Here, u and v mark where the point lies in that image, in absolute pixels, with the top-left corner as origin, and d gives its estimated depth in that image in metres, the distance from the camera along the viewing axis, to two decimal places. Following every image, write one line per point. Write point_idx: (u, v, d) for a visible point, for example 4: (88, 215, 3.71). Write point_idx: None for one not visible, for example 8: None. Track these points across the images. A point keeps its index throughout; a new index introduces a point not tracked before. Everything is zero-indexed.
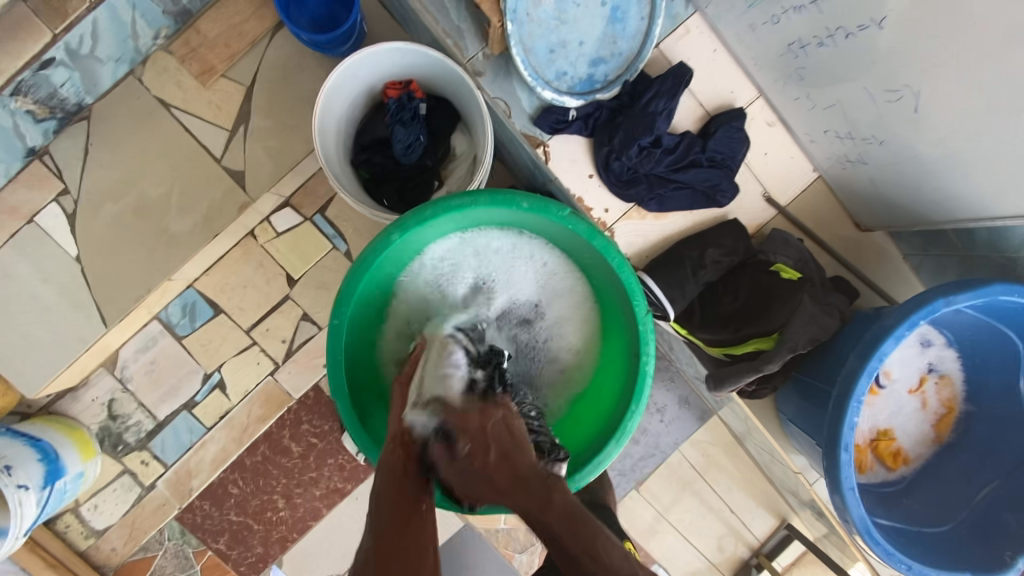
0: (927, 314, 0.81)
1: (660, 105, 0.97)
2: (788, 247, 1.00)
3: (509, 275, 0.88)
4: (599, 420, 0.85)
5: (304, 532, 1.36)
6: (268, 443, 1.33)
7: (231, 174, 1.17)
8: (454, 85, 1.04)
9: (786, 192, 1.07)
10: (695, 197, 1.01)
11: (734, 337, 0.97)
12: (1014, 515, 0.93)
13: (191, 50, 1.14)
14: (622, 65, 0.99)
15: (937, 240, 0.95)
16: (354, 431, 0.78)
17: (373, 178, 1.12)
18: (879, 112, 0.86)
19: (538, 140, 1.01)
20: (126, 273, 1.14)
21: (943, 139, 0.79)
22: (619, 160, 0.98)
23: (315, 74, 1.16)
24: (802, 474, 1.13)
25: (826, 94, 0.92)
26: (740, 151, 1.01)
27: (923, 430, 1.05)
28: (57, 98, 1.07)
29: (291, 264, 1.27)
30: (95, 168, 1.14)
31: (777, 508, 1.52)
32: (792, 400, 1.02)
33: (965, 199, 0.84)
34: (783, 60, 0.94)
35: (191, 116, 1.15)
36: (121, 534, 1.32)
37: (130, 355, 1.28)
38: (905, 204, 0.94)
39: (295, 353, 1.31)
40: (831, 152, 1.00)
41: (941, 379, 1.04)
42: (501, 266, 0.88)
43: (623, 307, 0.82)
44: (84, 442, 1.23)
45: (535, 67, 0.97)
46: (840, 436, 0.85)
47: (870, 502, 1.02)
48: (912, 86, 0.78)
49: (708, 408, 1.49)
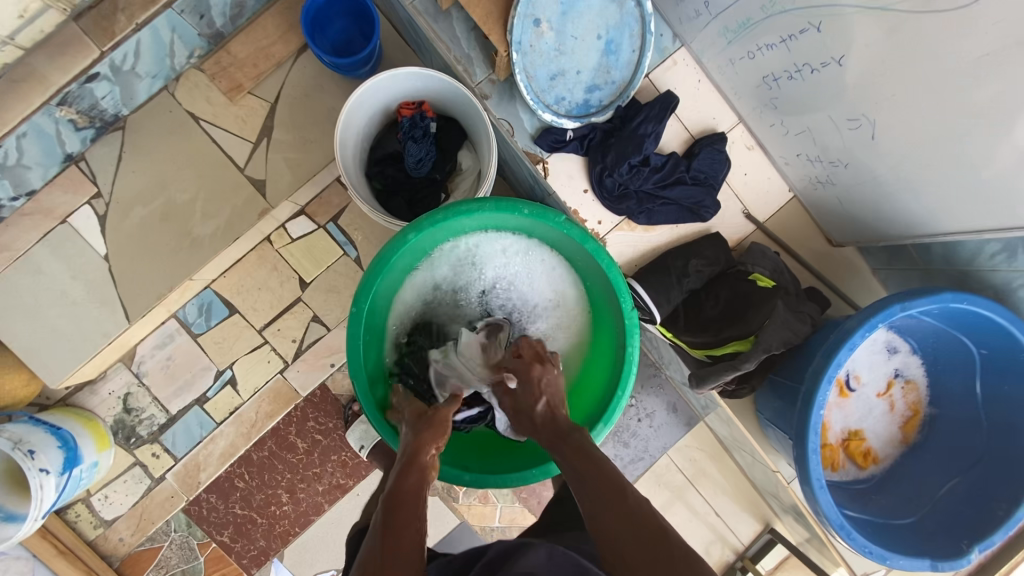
0: (885, 317, 0.90)
1: (648, 128, 1.07)
2: (765, 259, 1.09)
3: (509, 279, 0.98)
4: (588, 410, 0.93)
5: (306, 527, 1.41)
6: (274, 439, 1.39)
7: (252, 183, 1.26)
8: (462, 106, 1.14)
9: (764, 210, 1.17)
10: (681, 212, 1.11)
11: (715, 339, 1.06)
12: (969, 508, 1.01)
13: (222, 68, 1.23)
14: (615, 92, 1.10)
15: (901, 255, 1.05)
16: (367, 405, 0.85)
17: (385, 188, 1.21)
18: (843, 138, 0.96)
19: (539, 157, 1.11)
20: (151, 272, 1.23)
21: (898, 162, 0.90)
22: (611, 177, 1.08)
23: (335, 93, 1.26)
24: (779, 472, 1.20)
25: (797, 122, 1.03)
26: (721, 170, 1.11)
27: (891, 431, 1.13)
28: (97, 109, 1.15)
29: (303, 268, 1.35)
30: (128, 174, 1.23)
31: (762, 513, 1.59)
32: (768, 401, 1.10)
33: (920, 216, 0.94)
34: (759, 90, 1.05)
35: (219, 129, 1.25)
36: (129, 524, 1.36)
37: (147, 351, 1.35)
38: (870, 222, 1.04)
39: (304, 352, 1.38)
40: (804, 174, 1.10)
41: (906, 384, 1.13)
42: (503, 270, 0.98)
43: (611, 304, 0.91)
44: (99, 433, 1.29)
45: (537, 92, 1.07)
46: (808, 426, 0.93)
47: (841, 497, 1.10)
48: (869, 116, 0.88)
49: (695, 415, 1.56)
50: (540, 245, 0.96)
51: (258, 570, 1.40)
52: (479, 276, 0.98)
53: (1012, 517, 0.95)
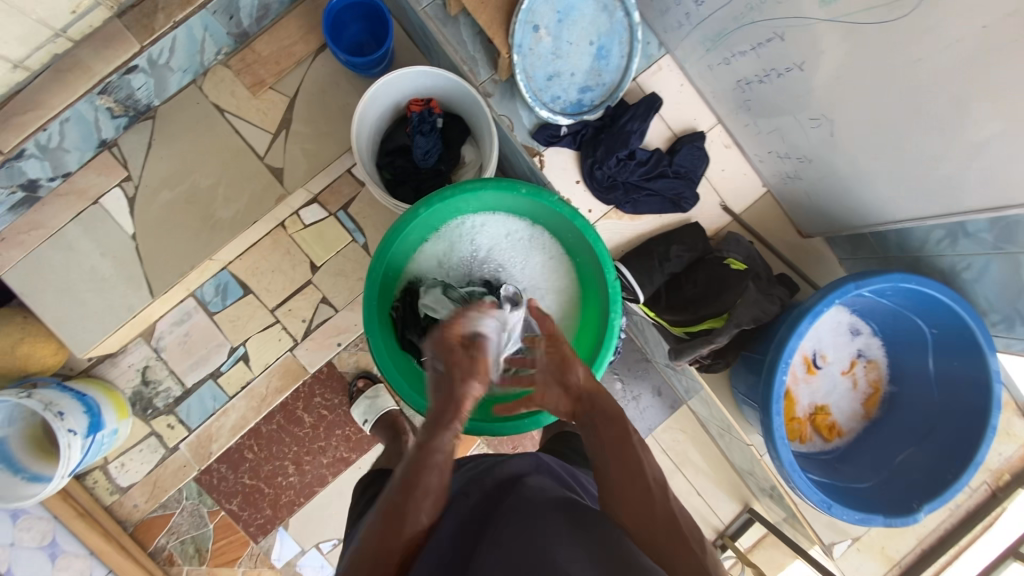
0: (840, 294, 1.00)
1: (634, 126, 1.18)
2: (739, 247, 1.21)
3: (509, 254, 1.08)
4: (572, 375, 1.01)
5: (310, 497, 1.50)
6: (283, 413, 1.48)
7: (271, 170, 1.36)
8: (467, 103, 1.25)
9: (740, 203, 1.29)
10: (663, 203, 1.22)
11: (693, 317, 1.16)
12: (922, 472, 1.11)
13: (246, 65, 1.35)
14: (605, 93, 1.21)
15: (862, 244, 1.17)
16: (377, 352, 0.96)
17: (394, 178, 1.32)
18: (807, 136, 1.08)
19: (536, 151, 1.22)
20: (175, 251, 1.33)
21: (854, 157, 1.01)
22: (601, 169, 1.19)
23: (349, 90, 1.37)
24: (753, 446, 1.31)
25: (768, 122, 1.15)
26: (700, 166, 1.23)
27: (854, 407, 1.24)
28: (132, 99, 1.26)
29: (314, 252, 1.45)
30: (156, 160, 1.33)
31: (741, 494, 1.68)
32: (742, 376, 1.21)
33: (875, 206, 1.06)
34: (734, 93, 1.17)
35: (241, 120, 1.35)
36: (143, 491, 1.44)
37: (166, 327, 1.44)
38: (834, 213, 1.16)
39: (313, 331, 1.47)
40: (775, 170, 1.22)
41: (869, 363, 1.24)
42: (505, 247, 1.07)
43: (597, 275, 1.01)
44: (119, 402, 1.37)
45: (535, 91, 1.19)
46: (772, 394, 1.03)
47: (808, 466, 1.20)
48: (827, 115, 1.00)
49: (678, 399, 1.66)
50: (537, 225, 1.07)
51: (264, 538, 1.48)
52: (482, 251, 1.08)
53: (959, 479, 1.05)
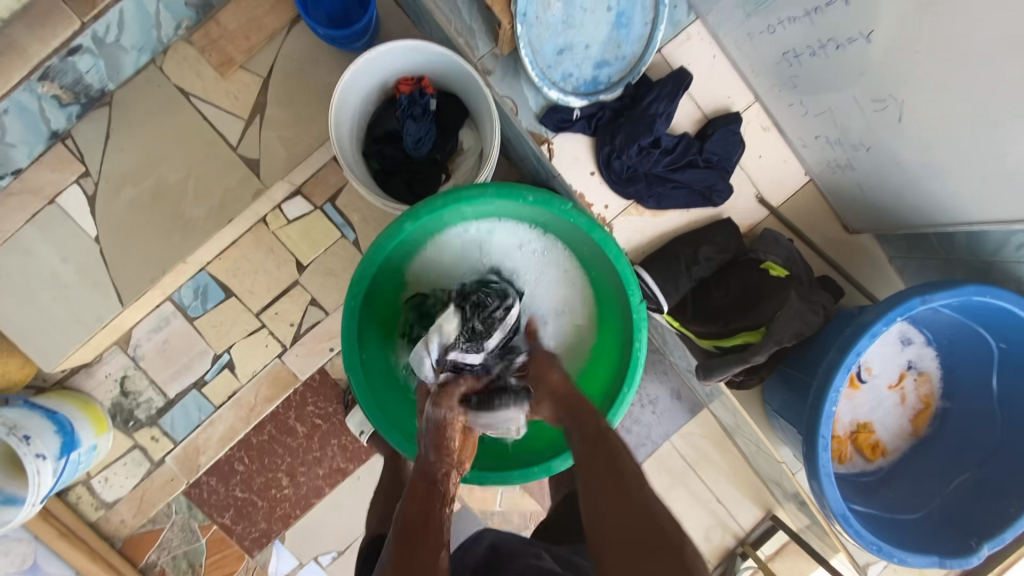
0: (903, 311, 0.86)
1: (660, 108, 1.02)
2: (778, 246, 1.05)
3: (518, 266, 0.93)
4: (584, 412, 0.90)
5: (306, 510, 1.39)
6: (274, 423, 1.36)
7: (246, 162, 1.24)
8: (465, 82, 1.08)
9: (779, 194, 1.13)
10: (691, 196, 1.07)
11: (724, 330, 1.04)
12: (979, 505, 0.98)
13: (211, 41, 1.23)
14: (625, 68, 1.04)
15: (921, 244, 1.01)
16: (359, 390, 0.84)
17: (383, 169, 1.16)
18: (866, 119, 0.91)
19: (544, 138, 1.06)
20: (143, 253, 1.22)
21: (927, 148, 0.84)
22: (620, 159, 1.04)
23: (329, 67, 1.24)
24: (785, 463, 1.18)
25: (818, 101, 0.97)
26: (735, 152, 1.06)
27: (901, 424, 1.09)
28: (82, 84, 1.15)
29: (300, 251, 1.31)
30: (117, 153, 1.22)
31: (764, 500, 1.53)
32: (777, 392, 1.08)
33: (943, 205, 0.89)
34: (778, 68, 0.99)
35: (210, 105, 1.24)
36: (130, 506, 1.36)
37: (143, 334, 1.32)
38: (892, 209, 0.99)
39: (302, 336, 1.34)
40: (822, 157, 1.05)
41: (919, 376, 1.08)
42: (510, 258, 0.93)
43: (618, 294, 0.88)
44: (97, 416, 1.28)
45: (542, 68, 1.02)
46: (819, 424, 0.91)
47: (848, 490, 1.06)
48: (897, 96, 0.83)
49: (699, 401, 1.51)
50: (546, 233, 0.92)
51: (260, 552, 1.39)
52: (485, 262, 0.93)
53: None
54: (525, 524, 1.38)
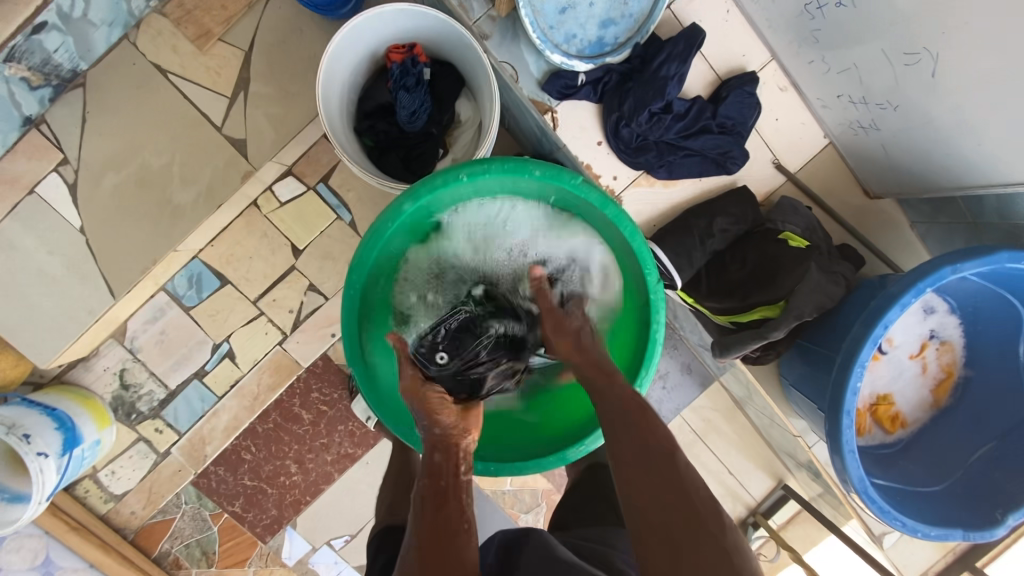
0: (933, 281, 0.82)
1: (671, 69, 0.95)
2: (797, 215, 1.01)
3: (539, 256, 0.89)
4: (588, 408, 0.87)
5: (317, 496, 1.38)
6: (279, 411, 1.33)
7: (232, 142, 1.18)
8: (457, 48, 1.01)
9: (797, 159, 1.07)
10: (704, 164, 1.01)
11: (742, 305, 1.00)
12: (1004, 474, 0.95)
13: (186, 12, 1.16)
14: (632, 26, 0.98)
15: (947, 207, 0.95)
16: (365, 385, 0.82)
17: (377, 146, 1.10)
18: (893, 75, 0.84)
19: (547, 106, 0.99)
20: (131, 243, 1.17)
21: (962, 104, 0.78)
22: (628, 127, 0.97)
23: (316, 37, 1.17)
24: (801, 437, 1.15)
25: (841, 57, 0.91)
26: (751, 116, 1.00)
27: (922, 394, 1.06)
28: (51, 65, 1.09)
29: (295, 234, 1.25)
30: (94, 137, 1.16)
31: (775, 469, 1.48)
32: (795, 366, 1.05)
33: (976, 166, 0.83)
34: (799, 21, 0.93)
35: (190, 83, 1.17)
36: (139, 498, 1.35)
37: (139, 325, 1.28)
38: (917, 171, 0.94)
39: (302, 323, 1.30)
40: (843, 117, 0.99)
41: (942, 345, 1.04)
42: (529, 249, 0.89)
43: (633, 272, 0.84)
44: (99, 410, 1.25)
45: (544, 30, 0.96)
46: (842, 400, 0.88)
47: (867, 463, 1.04)
48: (932, 49, 0.76)
49: (710, 374, 1.44)
50: (568, 215, 0.87)
51: (272, 538, 1.38)
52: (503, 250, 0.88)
53: None
54: (537, 502, 1.37)
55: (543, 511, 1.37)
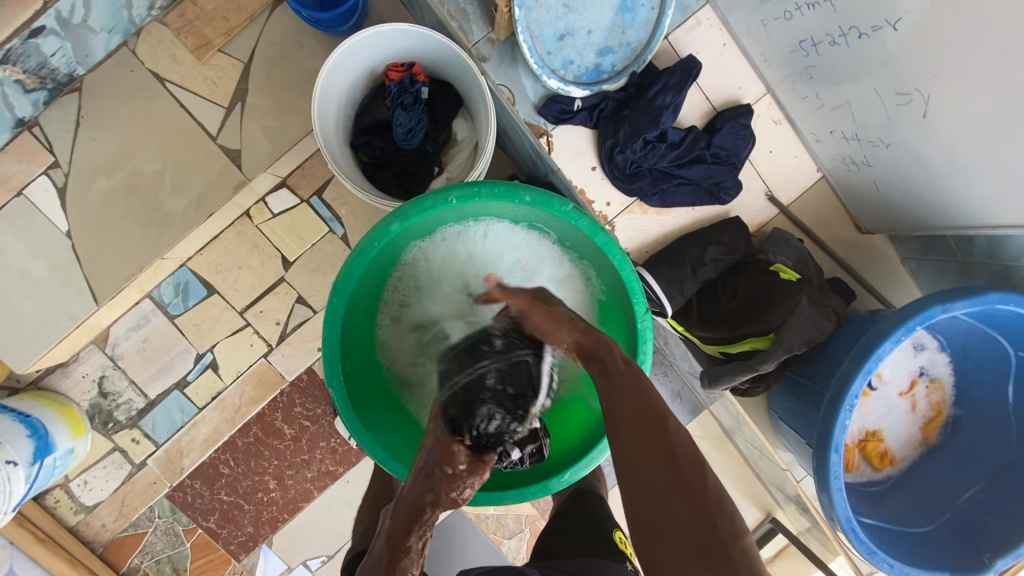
0: (924, 319, 0.81)
1: (667, 98, 0.96)
2: (789, 248, 1.01)
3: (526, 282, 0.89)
4: (570, 436, 0.87)
5: (295, 514, 1.34)
6: (260, 425, 1.31)
7: (227, 153, 1.18)
8: (456, 70, 1.02)
9: (788, 191, 1.07)
10: (698, 194, 1.02)
11: (731, 335, 1.00)
12: (993, 518, 0.94)
13: (188, 23, 1.16)
14: (629, 56, 0.99)
15: (937, 245, 0.95)
16: (343, 409, 0.79)
17: (372, 162, 1.10)
18: (885, 114, 0.85)
19: (542, 130, 1.00)
20: (117, 249, 1.15)
21: (951, 145, 0.78)
22: (623, 153, 0.98)
23: (317, 52, 1.17)
24: (789, 470, 1.14)
25: (835, 94, 0.92)
26: (745, 147, 1.01)
27: (911, 432, 1.05)
28: (47, 69, 1.09)
29: (286, 246, 1.24)
30: (87, 141, 1.15)
31: (763, 501, 1.45)
32: (786, 400, 1.04)
33: (967, 207, 0.84)
34: (794, 57, 0.94)
35: (187, 92, 1.17)
36: (111, 510, 1.31)
37: (122, 332, 1.25)
38: (908, 209, 0.94)
39: (289, 336, 1.28)
40: (836, 152, 1.00)
41: (931, 383, 1.03)
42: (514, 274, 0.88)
43: (623, 304, 0.83)
44: (74, 418, 1.22)
45: (541, 55, 0.97)
46: (832, 435, 0.86)
47: (856, 500, 1.01)
48: (923, 91, 0.77)
49: (700, 403, 1.42)
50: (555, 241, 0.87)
51: (247, 556, 1.35)
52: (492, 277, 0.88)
53: None
54: (520, 528, 1.35)
55: (525, 537, 1.35)
